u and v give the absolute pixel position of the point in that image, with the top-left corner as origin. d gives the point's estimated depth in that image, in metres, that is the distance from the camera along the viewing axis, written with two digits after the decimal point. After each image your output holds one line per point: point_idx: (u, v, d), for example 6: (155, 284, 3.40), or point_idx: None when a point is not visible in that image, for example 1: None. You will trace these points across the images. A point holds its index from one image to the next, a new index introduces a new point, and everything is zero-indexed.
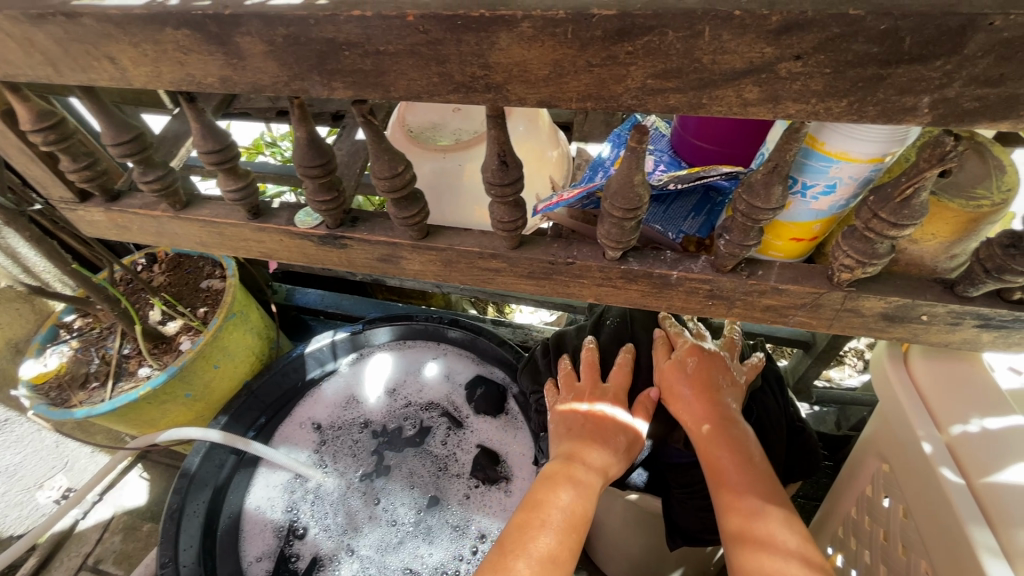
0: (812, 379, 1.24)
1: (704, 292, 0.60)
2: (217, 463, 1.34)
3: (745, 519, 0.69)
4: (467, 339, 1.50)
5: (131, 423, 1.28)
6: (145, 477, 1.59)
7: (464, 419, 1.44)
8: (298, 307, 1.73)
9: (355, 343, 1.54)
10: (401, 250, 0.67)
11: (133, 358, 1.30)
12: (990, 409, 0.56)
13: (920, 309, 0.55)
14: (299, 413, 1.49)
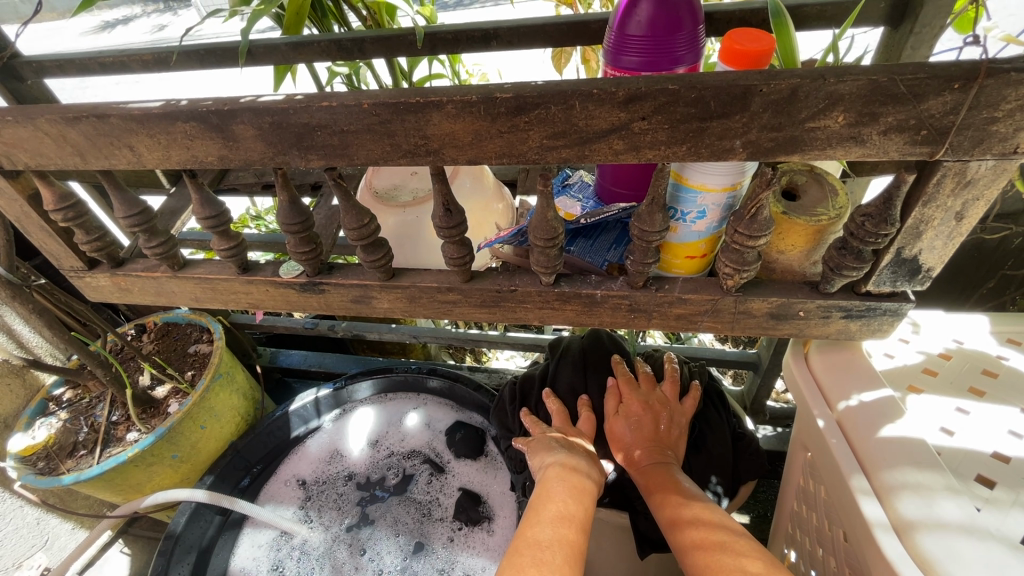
0: (763, 396, 1.34)
1: (625, 306, 0.72)
2: (203, 524, 1.35)
3: (679, 508, 0.75)
4: (446, 387, 1.58)
5: (117, 489, 1.31)
6: (126, 552, 1.57)
7: (445, 464, 1.49)
8: (281, 368, 1.79)
9: (338, 399, 1.61)
10: (372, 291, 0.79)
11: (121, 424, 1.35)
12: (867, 386, 0.68)
13: (796, 306, 0.67)
14: (283, 471, 1.52)
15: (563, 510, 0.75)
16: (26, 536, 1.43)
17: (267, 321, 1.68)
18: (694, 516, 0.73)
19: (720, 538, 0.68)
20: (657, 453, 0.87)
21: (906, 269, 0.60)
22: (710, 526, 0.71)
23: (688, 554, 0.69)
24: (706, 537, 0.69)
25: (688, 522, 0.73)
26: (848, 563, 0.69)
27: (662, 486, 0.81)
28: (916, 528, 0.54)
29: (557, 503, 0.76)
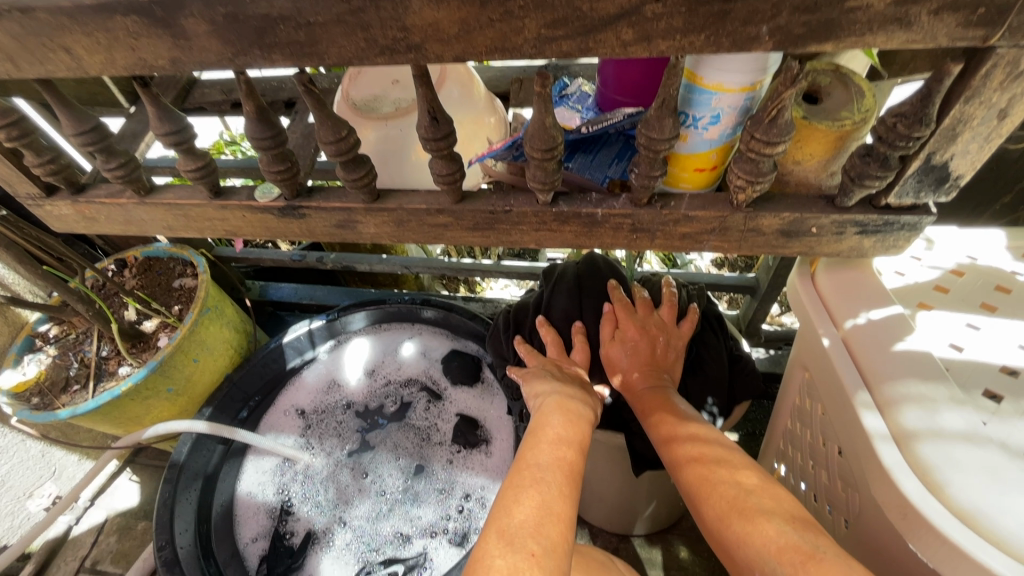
0: (760, 320, 1.34)
1: (627, 226, 0.68)
2: (206, 452, 1.37)
3: (673, 427, 0.75)
4: (441, 317, 1.56)
5: (115, 421, 1.31)
6: (135, 480, 1.61)
7: (443, 391, 1.51)
8: (272, 302, 1.76)
9: (331, 331, 1.59)
10: (356, 215, 0.74)
11: (112, 359, 1.33)
12: (875, 304, 0.65)
13: (809, 222, 0.63)
14: (282, 402, 1.54)
15: (559, 434, 0.75)
16: (32, 468, 1.46)
17: (253, 253, 1.62)
18: (688, 434, 0.73)
19: (714, 454, 0.69)
20: (654, 378, 0.87)
21: (933, 177, 0.55)
22: (706, 442, 0.71)
23: (682, 471, 0.70)
24: (700, 454, 0.69)
25: (682, 439, 0.73)
26: (841, 476, 0.70)
27: (657, 407, 0.81)
28: (918, 438, 0.54)
29: (554, 427, 0.76)
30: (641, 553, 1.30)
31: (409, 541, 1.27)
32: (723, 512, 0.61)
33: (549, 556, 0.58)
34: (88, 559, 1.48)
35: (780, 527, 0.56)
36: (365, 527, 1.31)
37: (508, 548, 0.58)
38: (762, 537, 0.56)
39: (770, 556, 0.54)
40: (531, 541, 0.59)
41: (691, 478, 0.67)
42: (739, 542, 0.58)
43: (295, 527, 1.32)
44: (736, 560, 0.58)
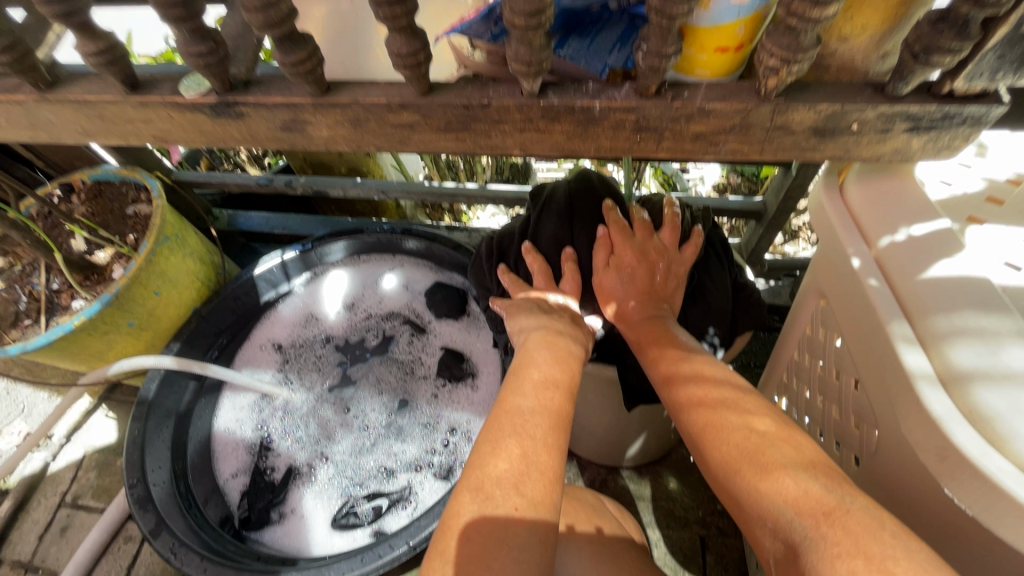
0: (764, 248, 1.25)
1: (630, 124, 0.56)
2: (178, 389, 1.30)
3: (673, 364, 0.68)
4: (423, 247, 1.46)
5: (75, 357, 1.23)
6: (112, 416, 1.56)
7: (426, 325, 1.44)
8: (242, 232, 1.63)
9: (306, 262, 1.49)
10: (304, 112, 0.61)
11: (64, 292, 1.22)
12: (917, 218, 0.56)
13: (851, 117, 0.52)
14: (258, 336, 1.47)
15: (546, 375, 0.68)
16: None
17: (215, 177, 1.48)
18: (692, 370, 0.67)
19: (720, 394, 0.62)
20: (653, 308, 0.79)
21: (1017, 53, 0.45)
22: (711, 382, 0.64)
23: (685, 411, 0.63)
24: (704, 395, 0.63)
25: (684, 378, 0.66)
26: (854, 411, 0.64)
27: (656, 341, 0.73)
28: (975, 380, 0.46)
29: (540, 368, 0.69)
30: (629, 484, 1.29)
31: (394, 476, 1.24)
32: (732, 459, 0.55)
33: (533, 510, 0.55)
34: (68, 494, 1.45)
35: (799, 477, 0.50)
36: (349, 461, 1.27)
37: (486, 504, 0.55)
38: (777, 488, 0.51)
39: (786, 507, 0.49)
40: (515, 494, 0.55)
41: (695, 420, 0.61)
42: (751, 492, 0.52)
43: (276, 462, 1.28)
44: (745, 510, 0.53)
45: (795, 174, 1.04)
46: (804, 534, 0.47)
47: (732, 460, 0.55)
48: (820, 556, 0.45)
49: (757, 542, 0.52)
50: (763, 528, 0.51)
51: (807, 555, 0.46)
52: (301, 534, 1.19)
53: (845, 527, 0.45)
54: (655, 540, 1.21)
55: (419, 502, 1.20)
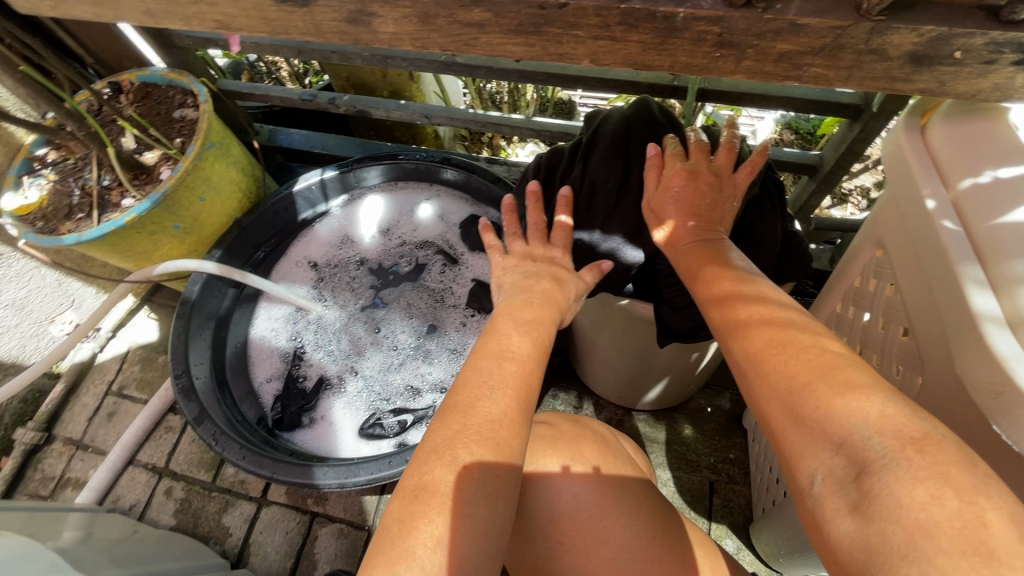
0: (813, 205, 1.21)
1: (713, 37, 0.53)
2: (218, 293, 1.34)
3: (733, 285, 0.67)
4: (462, 179, 1.45)
5: (124, 254, 1.28)
6: (153, 317, 1.64)
7: (459, 256, 1.45)
8: (281, 149, 1.63)
9: (344, 184, 1.49)
10: (372, 4, 0.60)
11: (114, 189, 1.25)
12: (1005, 160, 0.53)
13: (956, 43, 0.48)
14: (294, 253, 1.50)
15: (514, 342, 0.68)
16: (51, 295, 1.46)
17: (258, 90, 1.46)
18: (754, 295, 0.64)
19: (784, 317, 0.60)
20: (705, 230, 0.76)
21: None
22: (776, 304, 0.62)
23: (735, 339, 0.62)
24: (768, 319, 0.60)
25: (743, 299, 0.64)
26: (899, 359, 0.64)
27: (706, 263, 0.72)
28: None
29: (511, 336, 0.69)
30: (644, 426, 1.32)
31: (420, 395, 1.29)
32: (804, 375, 0.53)
33: (484, 467, 0.56)
34: (114, 384, 1.54)
35: (884, 400, 0.48)
36: (377, 377, 1.32)
37: (438, 464, 0.56)
38: (859, 406, 0.48)
39: (867, 426, 0.47)
40: (465, 447, 0.56)
41: (752, 340, 0.59)
42: (819, 408, 0.50)
43: (309, 371, 1.34)
44: (806, 426, 0.51)
45: (874, 109, 0.94)
46: (883, 452, 0.45)
47: (804, 374, 0.52)
48: (900, 475, 0.43)
49: (808, 457, 0.50)
50: (823, 445, 0.49)
51: (883, 473, 0.44)
52: (330, 438, 1.26)
53: (935, 450, 0.43)
54: (665, 480, 1.25)
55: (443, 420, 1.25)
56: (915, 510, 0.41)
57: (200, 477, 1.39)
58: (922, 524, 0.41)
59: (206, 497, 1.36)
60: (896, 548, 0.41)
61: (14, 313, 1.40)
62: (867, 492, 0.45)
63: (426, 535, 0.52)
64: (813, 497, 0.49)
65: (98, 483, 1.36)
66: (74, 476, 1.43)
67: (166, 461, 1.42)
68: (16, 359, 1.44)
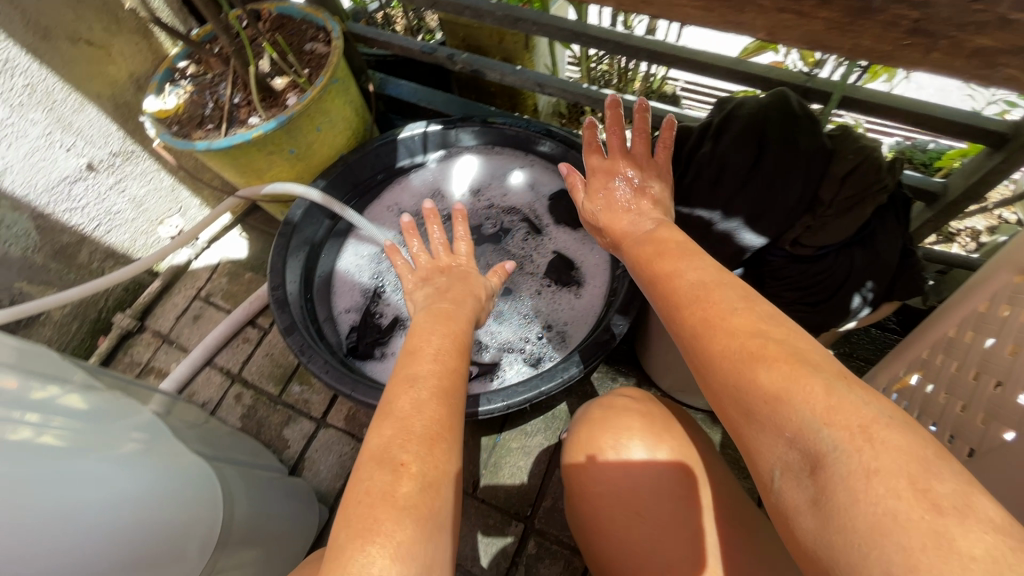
0: (924, 234, 1.16)
1: (909, 22, 0.53)
2: (316, 222, 1.41)
3: (677, 282, 0.68)
4: (559, 153, 1.46)
5: (239, 169, 1.35)
6: (244, 237, 1.73)
7: (543, 227, 1.48)
8: (388, 97, 1.69)
9: (445, 140, 1.54)
10: None
11: (243, 107, 1.34)
12: None
13: None
14: (387, 198, 1.57)
15: (437, 354, 0.78)
16: (164, 198, 1.58)
17: (382, 35, 1.51)
18: (693, 271, 0.68)
19: (717, 298, 0.63)
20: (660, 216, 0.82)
21: None
22: (716, 297, 0.63)
23: (683, 320, 0.65)
24: (712, 303, 0.63)
25: (688, 294, 0.66)
26: None
27: (661, 253, 0.74)
28: None
29: (435, 352, 0.79)
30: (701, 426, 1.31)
31: (486, 351, 1.32)
32: (744, 364, 0.56)
33: (420, 464, 0.63)
34: (202, 291, 1.65)
35: (825, 385, 0.51)
36: None
37: (379, 466, 0.62)
38: (803, 394, 0.52)
39: (815, 418, 0.50)
40: (402, 452, 0.63)
41: (693, 325, 0.63)
42: (765, 401, 0.54)
43: (385, 310, 1.40)
44: (761, 419, 0.54)
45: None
46: (834, 445, 0.49)
47: (751, 372, 0.55)
48: (850, 469, 0.47)
49: (765, 452, 0.55)
50: (777, 438, 0.53)
51: (836, 465, 0.48)
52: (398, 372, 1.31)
53: (878, 439, 0.47)
54: None
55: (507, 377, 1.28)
56: (871, 505, 0.46)
57: (268, 388, 1.47)
58: (884, 514, 0.45)
59: (271, 409, 1.45)
60: (853, 536, 0.46)
61: (132, 208, 1.51)
62: (824, 486, 0.49)
63: (379, 528, 0.57)
64: (775, 489, 0.54)
65: (179, 375, 1.47)
66: (157, 365, 1.56)
67: (240, 368, 1.51)
68: (127, 252, 1.54)
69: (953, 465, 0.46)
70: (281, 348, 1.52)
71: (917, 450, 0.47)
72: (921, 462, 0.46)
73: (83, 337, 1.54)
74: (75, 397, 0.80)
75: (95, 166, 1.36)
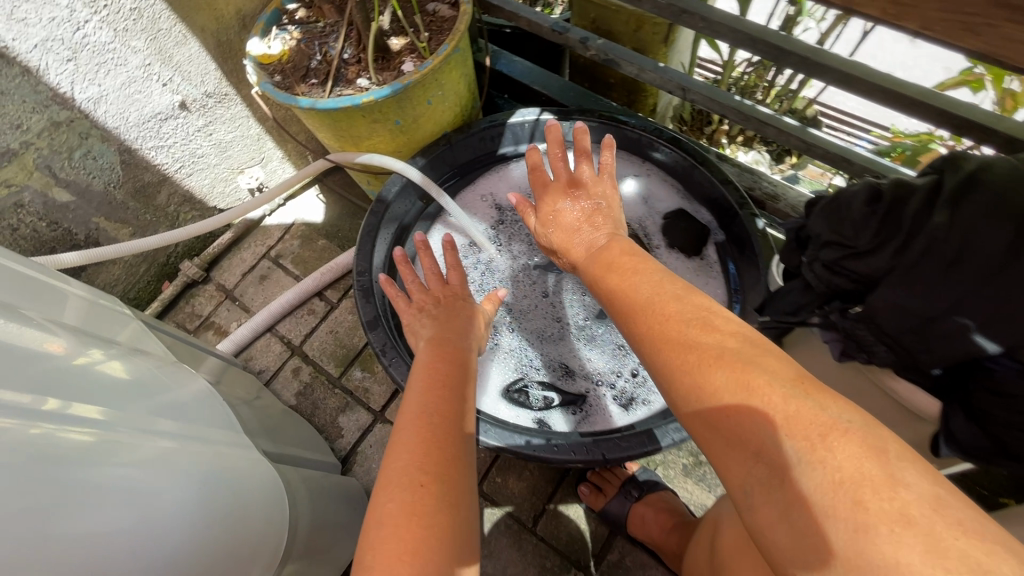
0: None
1: None
2: (407, 202, 1.29)
3: (643, 313, 0.71)
4: (682, 165, 1.33)
5: (338, 133, 1.22)
6: (321, 199, 1.63)
7: (653, 248, 1.33)
8: (498, 74, 1.55)
9: (556, 131, 1.39)
10: None
11: (352, 66, 1.21)
12: None
13: None
14: (482, 186, 1.43)
15: (430, 375, 0.82)
16: (249, 147, 1.48)
17: (509, 5, 1.36)
18: (655, 293, 0.73)
19: (687, 318, 0.66)
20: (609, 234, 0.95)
21: None
22: (677, 323, 0.66)
23: (652, 345, 0.67)
24: (674, 324, 0.66)
25: (655, 322, 0.68)
26: None
27: (620, 271, 0.83)
28: None
29: (427, 373, 0.83)
30: None
31: (573, 378, 1.19)
32: (706, 380, 0.58)
33: (434, 490, 0.65)
34: (272, 250, 1.56)
35: (785, 394, 0.52)
36: (533, 344, 1.24)
37: (394, 490, 0.65)
38: (762, 406, 0.52)
39: (780, 433, 0.50)
40: (416, 476, 0.66)
41: (657, 341, 0.66)
42: (727, 415, 0.55)
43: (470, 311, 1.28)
44: (726, 435, 0.54)
45: None
46: (794, 453, 0.49)
47: (715, 394, 0.56)
48: (813, 474, 0.47)
49: (734, 473, 0.53)
50: (746, 456, 0.52)
51: (801, 478, 0.48)
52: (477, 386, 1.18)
53: (835, 443, 0.47)
54: None
55: (595, 413, 1.15)
56: (853, 522, 0.44)
57: (327, 368, 1.39)
58: (868, 524, 0.43)
59: (329, 392, 1.36)
60: (839, 562, 0.44)
61: (216, 154, 1.41)
62: (791, 498, 0.48)
63: (403, 552, 0.60)
64: (747, 506, 0.52)
65: (239, 337, 1.40)
66: (218, 321, 1.49)
67: (301, 341, 1.43)
68: (204, 198, 1.46)
69: (919, 467, 0.46)
70: (346, 328, 1.43)
71: (878, 455, 0.46)
72: (883, 465, 0.45)
73: (149, 280, 1.47)
74: (118, 364, 0.72)
75: (187, 104, 1.27)
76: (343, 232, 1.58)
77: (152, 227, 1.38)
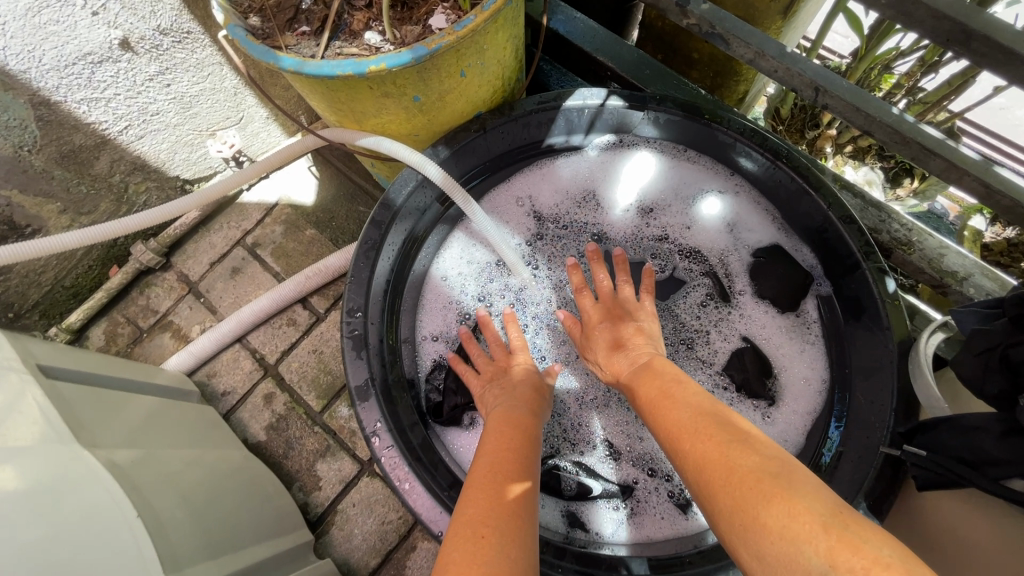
0: None
1: None
2: (422, 205, 0.96)
3: (664, 422, 0.64)
4: (793, 188, 0.97)
5: (336, 105, 0.89)
6: (313, 173, 1.30)
7: (733, 293, 1.04)
8: (551, 33, 1.18)
9: (623, 122, 1.05)
10: None
11: (359, 11, 0.86)
12: None
13: None
14: (519, 184, 1.11)
15: (499, 436, 0.70)
16: (222, 104, 1.14)
17: None
18: (688, 401, 0.65)
19: (721, 433, 0.58)
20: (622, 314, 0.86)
21: None
22: (705, 433, 0.58)
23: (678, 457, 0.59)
24: (699, 435, 0.59)
25: (679, 429, 0.61)
26: None
27: (642, 380, 0.73)
28: None
29: (492, 435, 0.70)
30: None
31: (617, 462, 0.93)
32: (742, 500, 0.49)
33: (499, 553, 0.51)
34: (249, 236, 1.26)
35: (823, 521, 0.44)
36: (570, 408, 0.96)
37: (462, 540, 0.52)
38: (800, 535, 0.44)
39: (820, 560, 0.42)
40: (482, 523, 0.54)
41: (688, 458, 0.58)
42: (768, 543, 0.45)
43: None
44: (769, 565, 0.45)
45: None
46: None
47: (737, 512, 0.49)
48: None
49: None
50: None
51: None
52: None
53: None
54: None
55: (644, 514, 0.89)
56: None
57: (307, 399, 1.12)
58: None
59: (306, 429, 1.10)
60: None
61: (176, 111, 1.08)
62: None
63: None
64: None
65: (200, 350, 1.12)
66: (177, 321, 1.21)
67: (277, 360, 1.16)
68: (162, 166, 1.14)
69: None
70: (333, 349, 1.15)
71: None
72: None
73: (92, 265, 1.18)
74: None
75: (131, 44, 0.92)
76: (337, 222, 1.27)
77: (91, 201, 1.07)
